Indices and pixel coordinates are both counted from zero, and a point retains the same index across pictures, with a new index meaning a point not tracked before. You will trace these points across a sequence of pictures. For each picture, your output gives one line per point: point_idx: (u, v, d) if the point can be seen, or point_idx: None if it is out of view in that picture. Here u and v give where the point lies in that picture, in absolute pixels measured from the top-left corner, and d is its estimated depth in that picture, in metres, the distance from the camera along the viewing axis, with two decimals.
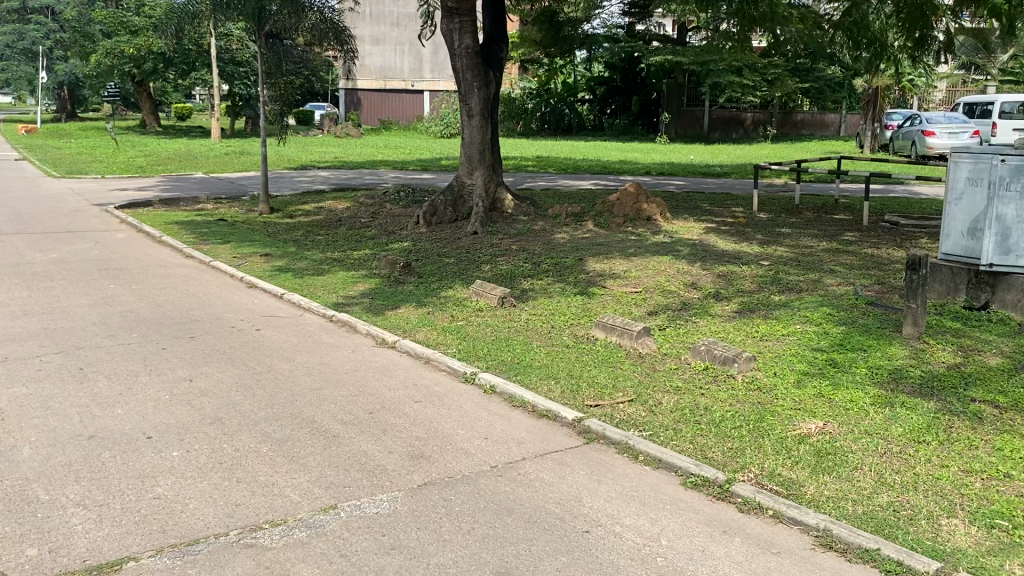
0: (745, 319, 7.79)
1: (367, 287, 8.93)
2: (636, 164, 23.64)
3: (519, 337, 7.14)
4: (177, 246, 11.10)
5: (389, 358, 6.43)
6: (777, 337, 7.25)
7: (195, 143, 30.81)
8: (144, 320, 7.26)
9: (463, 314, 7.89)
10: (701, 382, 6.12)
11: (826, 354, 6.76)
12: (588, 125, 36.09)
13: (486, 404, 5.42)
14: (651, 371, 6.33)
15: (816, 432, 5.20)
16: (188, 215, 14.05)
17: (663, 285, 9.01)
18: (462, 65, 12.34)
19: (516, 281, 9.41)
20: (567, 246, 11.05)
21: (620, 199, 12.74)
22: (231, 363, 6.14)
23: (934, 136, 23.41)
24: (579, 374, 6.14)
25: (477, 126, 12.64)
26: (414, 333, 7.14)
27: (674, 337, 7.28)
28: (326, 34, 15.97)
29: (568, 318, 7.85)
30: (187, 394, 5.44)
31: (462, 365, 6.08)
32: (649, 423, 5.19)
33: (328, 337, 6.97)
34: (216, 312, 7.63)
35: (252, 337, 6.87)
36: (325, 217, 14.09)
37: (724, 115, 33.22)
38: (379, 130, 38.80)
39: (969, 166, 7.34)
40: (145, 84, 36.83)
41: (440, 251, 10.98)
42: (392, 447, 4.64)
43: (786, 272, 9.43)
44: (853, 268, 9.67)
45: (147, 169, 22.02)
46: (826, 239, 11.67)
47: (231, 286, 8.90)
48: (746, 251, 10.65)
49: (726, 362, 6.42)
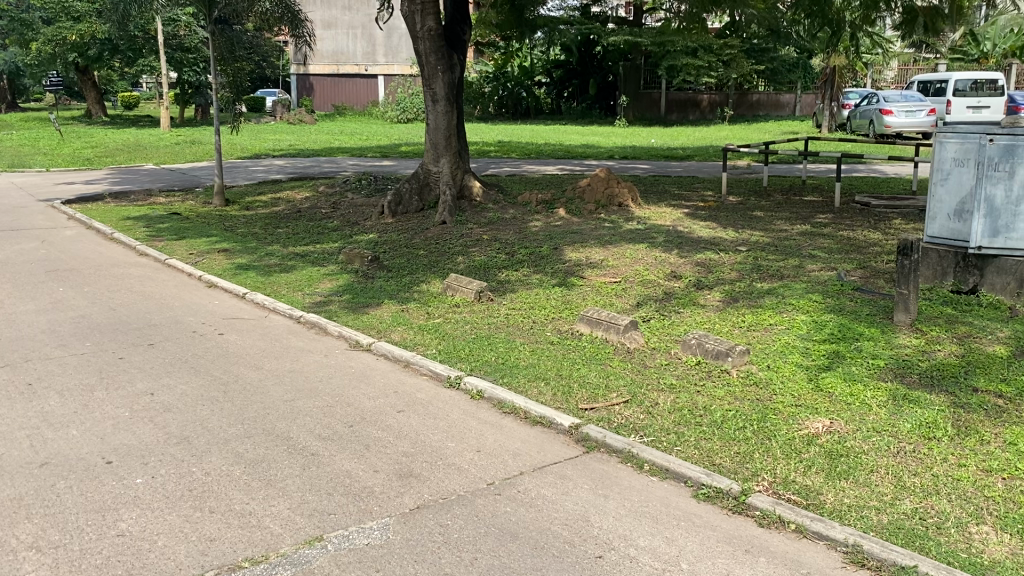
0: (731, 308, 7.54)
1: (336, 284, 8.51)
2: (598, 147, 23.39)
3: (501, 335, 6.80)
4: (130, 243, 10.55)
5: (365, 362, 6.04)
6: (765, 328, 7.00)
7: (144, 133, 29.84)
8: (96, 327, 6.76)
9: (438, 311, 7.52)
10: (695, 378, 5.83)
11: (819, 344, 6.51)
12: (545, 109, 35.95)
13: (473, 412, 5.07)
14: (642, 368, 6.02)
15: (823, 431, 4.91)
16: (140, 209, 13.44)
17: (642, 274, 8.74)
18: (425, 48, 11.85)
19: (490, 273, 9.06)
20: (539, 234, 10.72)
21: (591, 184, 12.39)
22: (195, 373, 5.71)
23: (891, 114, 23.46)
24: (567, 374, 5.81)
25: (442, 112, 12.19)
26: (389, 333, 6.75)
27: (660, 329, 7.00)
28: (283, 17, 15.51)
29: (548, 312, 7.53)
30: (148, 410, 5.00)
31: (445, 368, 5.72)
32: (648, 427, 4.88)
33: (297, 340, 6.55)
34: (175, 315, 7.17)
35: (215, 342, 6.43)
36: (285, 208, 13.57)
37: (681, 97, 33.16)
38: (334, 116, 38.01)
39: (955, 146, 7.12)
40: (89, 73, 35.62)
41: (408, 243, 10.58)
42: (379, 466, 4.27)
43: (765, 257, 9.22)
44: (833, 252, 9.47)
45: (95, 161, 21.22)
46: (801, 221, 11.50)
47: (189, 286, 8.41)
48: (721, 236, 10.41)
49: (719, 357, 6.12)
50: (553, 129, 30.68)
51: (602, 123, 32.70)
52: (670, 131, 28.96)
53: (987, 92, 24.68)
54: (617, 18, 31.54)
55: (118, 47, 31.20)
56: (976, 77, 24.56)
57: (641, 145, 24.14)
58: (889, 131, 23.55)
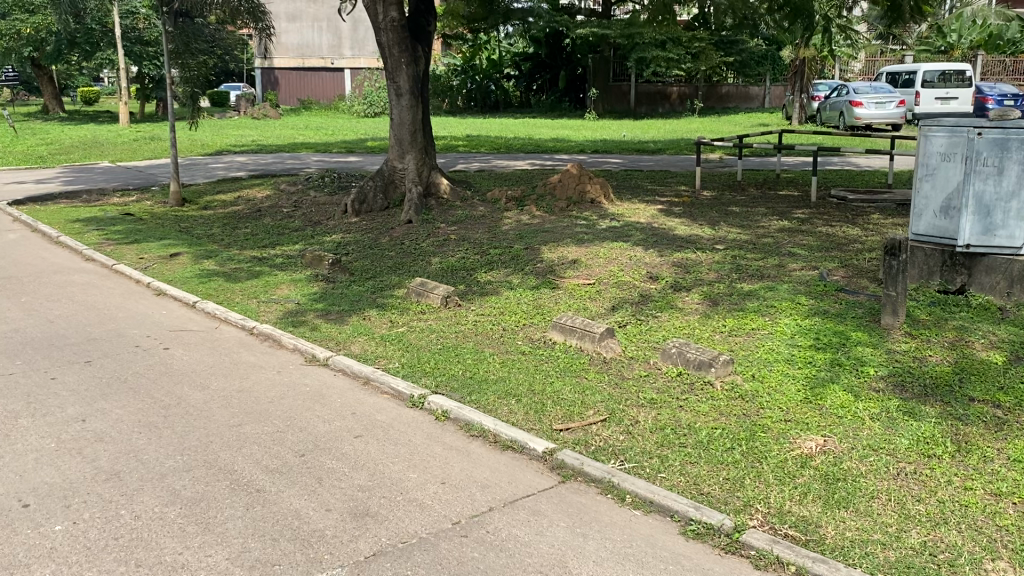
0: (713, 313, 7.19)
1: (295, 290, 8.03)
2: (568, 141, 23.02)
3: (468, 345, 6.38)
4: (77, 246, 9.97)
5: (322, 379, 5.59)
6: (747, 335, 6.66)
7: (102, 129, 28.97)
8: (27, 343, 6.23)
9: (402, 319, 7.08)
10: (676, 392, 5.44)
11: (805, 353, 6.17)
12: (514, 102, 35.49)
13: (438, 436, 4.63)
14: (620, 382, 5.62)
15: (817, 451, 4.55)
16: (91, 210, 12.85)
17: (618, 275, 8.36)
18: (388, 40, 11.37)
19: (458, 276, 8.63)
20: (510, 233, 10.29)
21: (562, 180, 12.01)
22: (134, 394, 5.22)
23: (861, 106, 23.17)
24: (540, 390, 5.39)
25: (406, 106, 11.71)
26: (349, 346, 6.31)
27: (637, 336, 6.62)
28: (243, 8, 14.73)
29: (519, 318, 7.12)
30: (77, 441, 4.50)
31: (407, 386, 5.27)
32: (630, 450, 4.47)
33: (248, 355, 6.08)
34: (117, 328, 6.66)
35: (159, 359, 5.93)
36: (244, 207, 13.04)
37: (650, 89, 32.76)
38: (299, 110, 37.27)
39: (943, 139, 6.81)
40: (45, 67, 34.56)
41: (374, 243, 10.12)
42: (332, 503, 3.84)
43: (745, 256, 8.87)
44: (814, 249, 9.15)
45: (48, 159, 20.46)
46: (779, 217, 11.18)
47: (136, 294, 7.88)
48: (699, 234, 10.05)
49: (701, 367, 5.72)
50: (521, 122, 30.29)
51: (572, 116, 32.34)
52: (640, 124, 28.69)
53: (955, 83, 24.65)
54: (587, 10, 31.09)
55: (76, 40, 30.13)
56: (944, 68, 24.55)
57: (612, 138, 23.78)
58: (859, 123, 23.34)
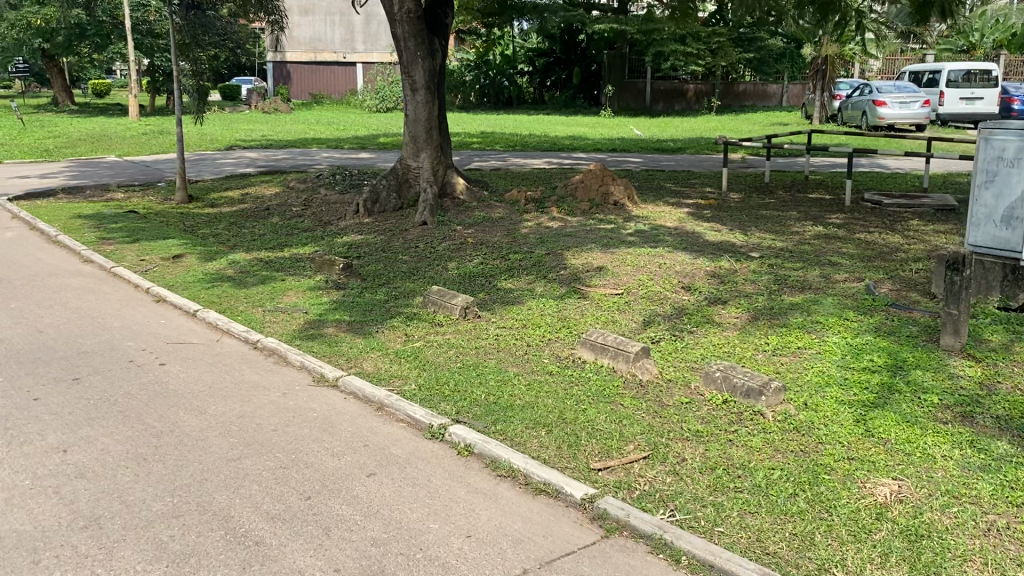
0: (753, 329, 6.67)
1: (303, 297, 7.51)
2: (586, 139, 22.48)
3: (490, 363, 5.86)
4: (75, 246, 9.49)
5: (331, 402, 5.07)
6: (793, 356, 6.13)
7: (111, 122, 28.53)
8: (11, 357, 5.73)
9: (418, 333, 6.56)
10: (722, 423, 4.91)
11: (860, 379, 5.64)
12: (527, 98, 35.10)
13: (461, 476, 4.10)
14: (659, 409, 5.07)
15: (892, 499, 4.01)
16: (93, 206, 12.38)
17: (647, 285, 7.84)
18: (404, 32, 10.83)
19: (476, 283, 8.12)
20: (530, 237, 9.76)
21: (584, 181, 11.48)
22: (122, 419, 4.71)
23: (885, 106, 22.52)
24: (572, 419, 4.84)
25: (422, 102, 11.21)
26: (361, 363, 5.79)
27: (673, 355, 6.10)
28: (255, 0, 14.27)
29: (542, 332, 6.59)
30: (54, 478, 4.00)
31: (425, 413, 4.74)
32: (680, 496, 3.94)
33: (251, 372, 5.56)
34: (110, 339, 6.16)
35: (154, 376, 5.42)
36: (252, 205, 12.55)
37: (666, 86, 32.20)
38: (311, 105, 36.78)
39: (1015, 143, 6.05)
40: (56, 59, 34.15)
41: (386, 245, 9.61)
42: (340, 562, 3.33)
43: (782, 266, 8.32)
44: (856, 259, 8.58)
45: (54, 152, 20.01)
46: (812, 222, 10.62)
47: (133, 300, 7.36)
48: (732, 240, 9.49)
49: (750, 395, 5.18)
50: (536, 119, 29.73)
51: (587, 113, 31.79)
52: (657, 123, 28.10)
53: (980, 83, 23.96)
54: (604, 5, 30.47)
55: (85, 32, 29.67)
56: (970, 67, 23.88)
57: (631, 136, 23.18)
58: (883, 123, 22.66)
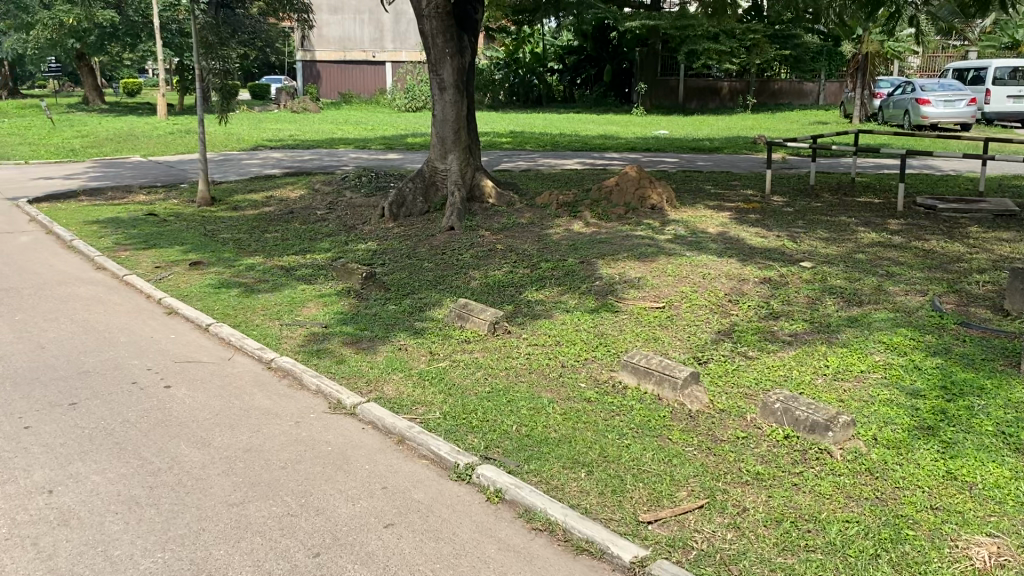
0: (809, 349, 6.08)
1: (323, 308, 7.07)
2: (618, 138, 21.90)
3: (522, 388, 5.33)
4: (89, 252, 9.13)
5: (347, 434, 4.58)
6: (857, 382, 5.53)
7: (139, 121, 28.40)
8: (6, 377, 5.32)
9: (443, 351, 6.07)
10: (784, 464, 4.38)
11: (932, 408, 5.06)
12: (557, 96, 34.60)
13: (491, 529, 3.61)
14: (713, 447, 4.54)
15: (993, 563, 3.45)
16: (113, 210, 12.06)
17: (690, 297, 7.30)
18: (432, 28, 10.37)
19: (505, 293, 7.62)
20: (562, 244, 9.24)
21: (619, 184, 10.92)
22: (117, 452, 4.27)
23: (929, 104, 21.69)
24: (615, 457, 4.32)
25: (450, 102, 10.71)
26: (381, 387, 5.29)
27: (724, 380, 5.57)
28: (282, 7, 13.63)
29: (579, 351, 6.08)
30: (36, 525, 3.56)
31: (451, 450, 4.25)
32: (743, 559, 3.43)
33: (263, 398, 5.09)
34: (113, 358, 5.73)
35: (157, 403, 4.96)
36: (275, 208, 12.15)
37: (700, 84, 31.51)
38: (339, 104, 36.54)
39: None
40: (87, 58, 34.20)
41: (412, 252, 9.16)
42: None
43: (836, 276, 7.73)
44: (915, 269, 7.95)
45: (80, 152, 19.81)
46: (863, 228, 9.99)
47: (143, 312, 6.94)
48: (779, 247, 8.89)
49: (815, 431, 4.63)
50: (567, 118, 29.17)
51: (618, 111, 31.19)
52: (691, 122, 27.43)
53: None
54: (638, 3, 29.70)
55: (116, 32, 29.94)
56: (1016, 64, 22.96)
57: (665, 135, 22.54)
58: (926, 122, 21.84)
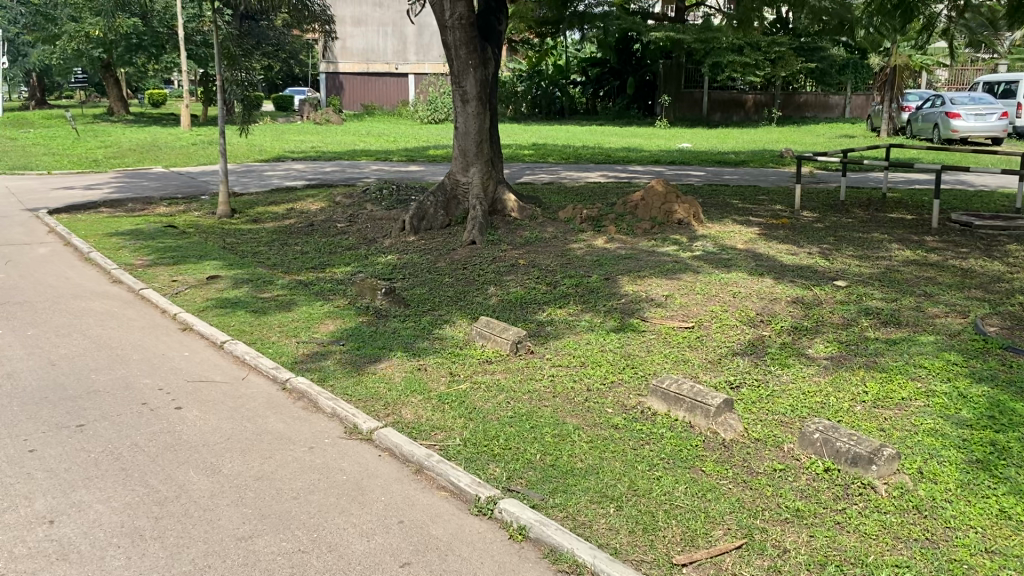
0: (846, 373, 5.81)
1: (341, 325, 6.89)
2: (641, 151, 21.66)
3: (546, 413, 5.11)
4: (106, 264, 9.03)
5: (364, 461, 4.38)
6: (897, 410, 5.24)
7: (163, 131, 28.51)
8: (14, 395, 5.16)
9: (465, 371, 5.86)
10: (825, 499, 4.12)
11: (981, 438, 4.78)
12: (580, 108, 34.43)
13: (514, 572, 3.37)
14: (749, 480, 4.29)
15: None
16: (133, 221, 11.99)
17: (720, 316, 7.05)
18: (455, 40, 10.22)
19: (528, 311, 7.41)
20: (586, 259, 9.02)
21: (645, 199, 10.69)
22: (123, 479, 4.09)
23: (959, 118, 21.30)
24: (646, 491, 4.08)
25: (473, 114, 10.55)
26: (399, 410, 5.08)
27: (758, 407, 5.31)
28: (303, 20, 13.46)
29: (606, 372, 5.85)
30: (34, 559, 3.38)
31: (471, 481, 4.04)
32: None
33: (277, 422, 4.89)
34: (125, 376, 5.57)
35: (168, 425, 4.78)
36: (295, 221, 12.01)
37: (724, 97, 31.23)
38: (362, 116, 36.58)
39: None
40: (112, 69, 34.45)
41: (433, 266, 8.98)
42: None
43: (872, 296, 7.45)
44: (955, 290, 7.65)
45: (103, 163, 19.87)
46: (898, 245, 9.69)
47: (158, 328, 6.78)
48: (811, 265, 8.61)
49: (857, 464, 4.36)
50: (589, 130, 28.97)
51: (641, 124, 30.97)
52: (715, 134, 27.14)
53: None
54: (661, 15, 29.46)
55: (142, 43, 29.98)
56: None
57: (689, 148, 22.28)
58: (956, 136, 21.44)
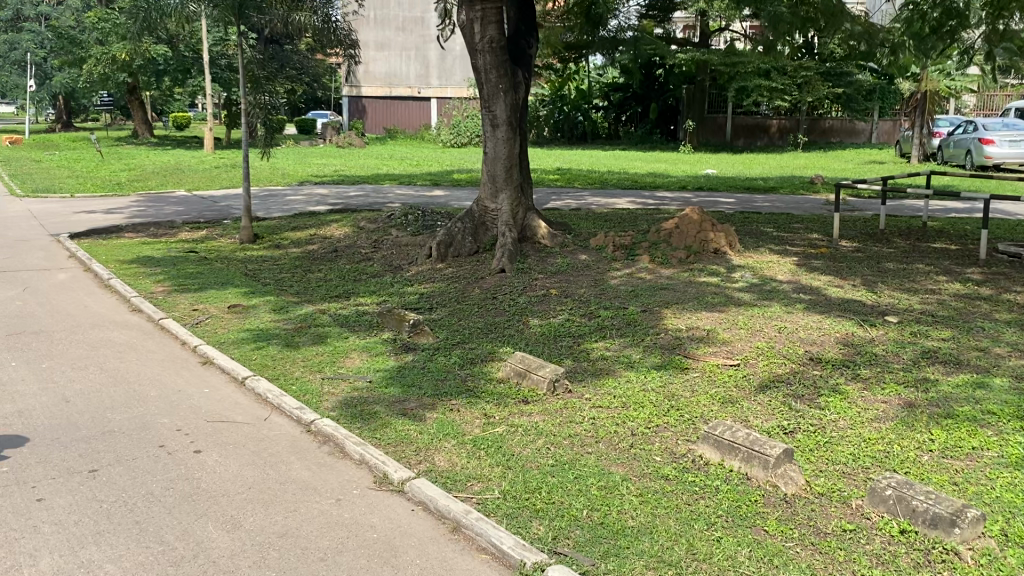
0: (909, 419, 5.40)
1: (368, 360, 6.56)
2: (668, 176, 21.30)
3: (589, 460, 4.75)
4: (126, 292, 8.75)
5: (395, 516, 4.02)
6: (970, 461, 4.83)
7: (186, 154, 28.48)
8: (25, 437, 4.85)
9: (501, 412, 5.50)
10: (905, 567, 3.72)
11: None
12: (602, 133, 34.19)
13: None
14: (817, 542, 3.91)
15: None
16: (154, 247, 11.77)
17: (767, 353, 6.67)
18: (486, 63, 9.97)
19: (563, 344, 7.05)
20: (621, 290, 8.67)
21: (679, 226, 10.30)
22: (137, 534, 3.76)
23: (992, 144, 20.82)
24: (707, 555, 3.70)
25: (502, 139, 10.26)
26: (431, 457, 4.73)
27: (819, 456, 4.91)
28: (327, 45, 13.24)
29: (651, 415, 5.47)
30: None
31: (514, 543, 3.69)
32: None
33: (301, 469, 4.55)
34: (142, 415, 5.26)
35: (187, 472, 4.44)
36: (319, 247, 11.76)
37: (748, 122, 30.93)
38: (384, 139, 36.52)
39: None
40: (138, 92, 34.61)
41: (462, 296, 8.65)
42: None
43: (928, 334, 7.03)
44: (1015, 327, 7.24)
45: (125, 186, 19.72)
46: (946, 277, 9.28)
47: (178, 362, 6.48)
48: (858, 299, 8.22)
49: (937, 526, 3.94)
50: (614, 155, 28.70)
51: (665, 148, 30.66)
52: (741, 159, 26.77)
53: None
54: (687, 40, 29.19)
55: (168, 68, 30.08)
56: None
57: (715, 174, 21.89)
58: (989, 162, 20.94)
